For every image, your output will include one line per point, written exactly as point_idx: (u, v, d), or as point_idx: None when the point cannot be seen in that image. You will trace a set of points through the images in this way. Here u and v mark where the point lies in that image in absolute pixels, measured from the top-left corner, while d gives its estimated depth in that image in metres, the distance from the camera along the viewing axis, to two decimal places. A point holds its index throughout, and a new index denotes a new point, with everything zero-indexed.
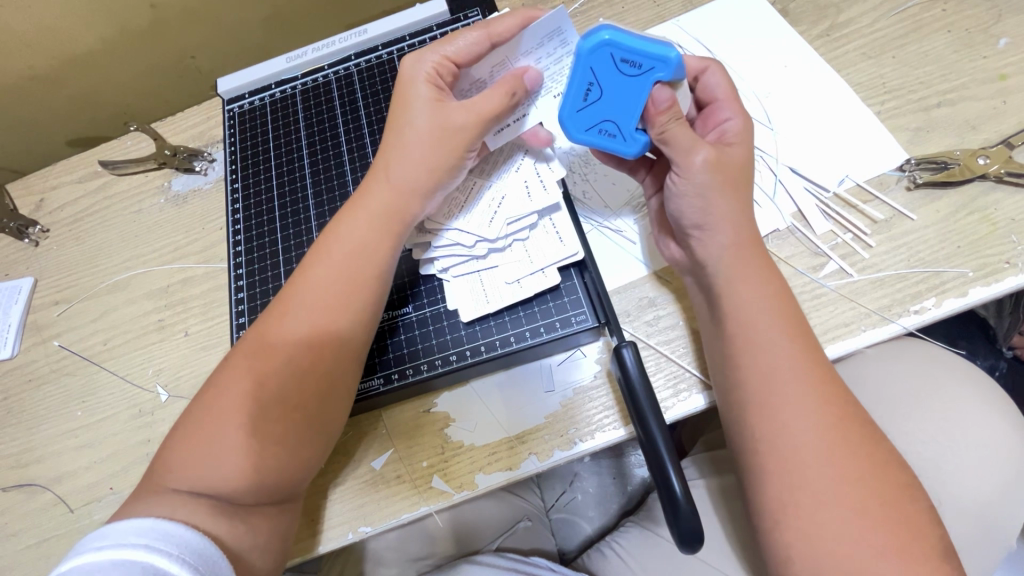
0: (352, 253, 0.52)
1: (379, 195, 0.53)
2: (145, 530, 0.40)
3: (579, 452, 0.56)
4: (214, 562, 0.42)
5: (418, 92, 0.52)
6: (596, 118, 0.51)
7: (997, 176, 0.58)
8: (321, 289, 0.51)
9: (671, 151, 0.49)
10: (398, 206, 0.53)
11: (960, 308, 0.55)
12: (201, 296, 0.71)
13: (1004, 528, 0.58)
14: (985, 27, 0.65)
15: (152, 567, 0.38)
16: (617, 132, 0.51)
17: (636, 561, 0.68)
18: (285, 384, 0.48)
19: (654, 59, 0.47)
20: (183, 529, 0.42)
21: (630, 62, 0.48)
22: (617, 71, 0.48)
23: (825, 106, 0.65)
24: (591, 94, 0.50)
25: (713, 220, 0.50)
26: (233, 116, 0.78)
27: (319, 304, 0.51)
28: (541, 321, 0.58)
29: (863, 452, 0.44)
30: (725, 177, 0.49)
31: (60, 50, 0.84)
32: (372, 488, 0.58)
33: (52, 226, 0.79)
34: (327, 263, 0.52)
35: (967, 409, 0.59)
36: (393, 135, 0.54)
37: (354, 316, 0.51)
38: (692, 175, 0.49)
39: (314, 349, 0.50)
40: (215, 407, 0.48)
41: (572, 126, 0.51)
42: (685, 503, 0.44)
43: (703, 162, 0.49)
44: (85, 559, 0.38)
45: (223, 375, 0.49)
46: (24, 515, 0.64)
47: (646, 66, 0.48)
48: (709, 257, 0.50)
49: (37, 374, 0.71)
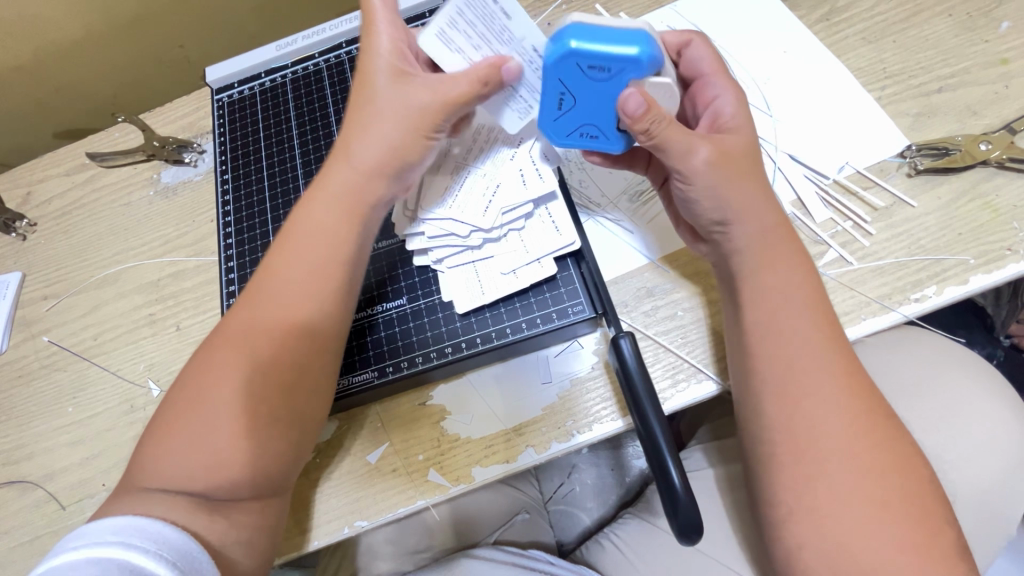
0: (314, 232, 0.51)
1: (340, 176, 0.52)
2: (121, 528, 0.40)
3: (577, 443, 0.56)
4: (196, 557, 0.41)
5: (380, 63, 0.51)
6: (574, 124, 0.50)
7: (999, 161, 0.57)
8: (284, 271, 0.50)
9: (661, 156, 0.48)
10: (361, 187, 0.51)
11: (961, 296, 0.54)
12: (192, 289, 0.70)
13: (1004, 517, 0.58)
14: (986, 11, 0.64)
15: (129, 564, 0.38)
16: (599, 135, 0.50)
17: (635, 553, 0.67)
18: (257, 369, 0.47)
19: (621, 61, 0.43)
20: (159, 524, 0.42)
21: (596, 68, 0.44)
22: (584, 77, 0.45)
23: (825, 92, 0.64)
24: (564, 103, 0.48)
25: (734, 212, 0.48)
26: (222, 106, 0.77)
27: (289, 291, 0.50)
28: (537, 313, 0.58)
29: (871, 442, 0.43)
30: (733, 168, 0.48)
31: (45, 40, 0.82)
32: (368, 482, 0.57)
33: (39, 220, 0.78)
34: (290, 248, 0.51)
35: (968, 398, 0.59)
36: (355, 111, 0.52)
37: (321, 303, 0.50)
38: (694, 178, 0.48)
39: (281, 338, 0.49)
40: (187, 404, 0.47)
41: (555, 133, 0.51)
42: (684, 494, 0.43)
43: (704, 159, 0.47)
44: (62, 559, 0.38)
45: (194, 372, 0.48)
46: (15, 512, 0.63)
47: (614, 69, 0.44)
48: (736, 249, 0.49)
49: (27, 370, 0.70)
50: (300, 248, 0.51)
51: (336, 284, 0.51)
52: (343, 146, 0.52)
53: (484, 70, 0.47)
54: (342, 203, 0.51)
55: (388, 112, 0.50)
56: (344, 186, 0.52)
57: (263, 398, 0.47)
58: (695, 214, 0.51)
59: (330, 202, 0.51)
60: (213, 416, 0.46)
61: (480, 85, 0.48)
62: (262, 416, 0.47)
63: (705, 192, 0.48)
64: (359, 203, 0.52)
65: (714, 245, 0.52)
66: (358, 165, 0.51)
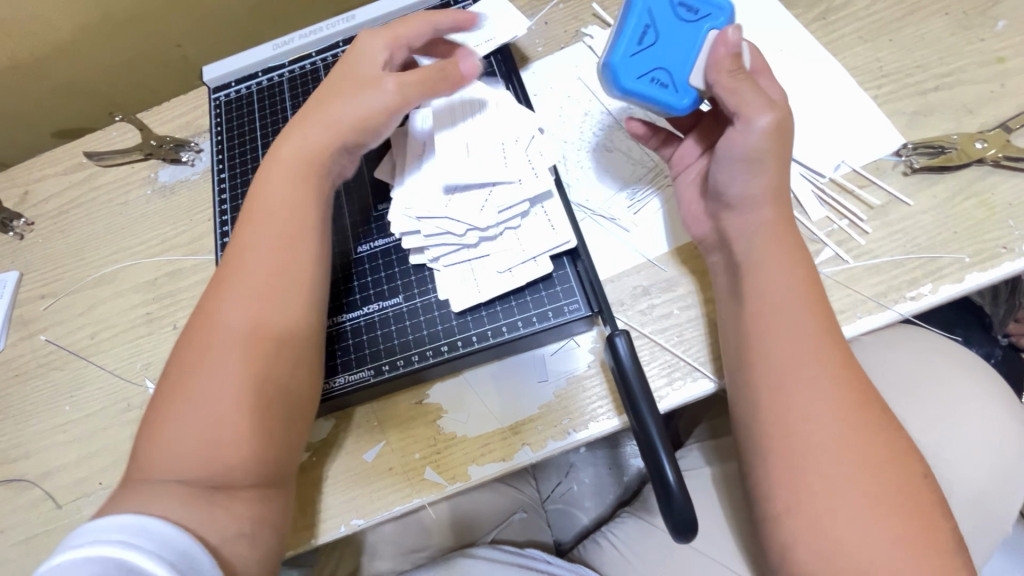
0: (278, 205, 0.55)
1: (297, 151, 0.57)
2: (127, 526, 0.38)
3: (573, 442, 0.56)
4: (200, 564, 0.39)
5: (349, 66, 0.60)
6: (649, 64, 0.52)
7: (995, 160, 0.57)
8: (258, 241, 0.54)
9: (734, 103, 0.49)
10: (322, 148, 0.57)
11: (956, 294, 0.54)
12: (189, 288, 0.70)
13: (1000, 515, 0.58)
14: (982, 9, 0.64)
15: (128, 565, 0.36)
16: (669, 83, 0.52)
17: (632, 551, 0.67)
18: (245, 330, 0.50)
19: (709, 7, 0.53)
20: (162, 523, 0.39)
21: (685, 8, 0.52)
22: (675, 14, 0.52)
23: (822, 90, 0.64)
24: (647, 37, 0.52)
25: (758, 194, 0.50)
26: (220, 104, 0.77)
27: (261, 253, 0.53)
28: (533, 311, 0.58)
29: (865, 438, 0.43)
30: (779, 146, 0.49)
31: (42, 39, 0.82)
32: (365, 480, 0.57)
33: (37, 219, 0.78)
34: (258, 220, 0.55)
35: (964, 397, 0.59)
36: (313, 107, 0.58)
37: (300, 258, 0.54)
38: (750, 131, 0.48)
39: (262, 296, 0.51)
40: (181, 380, 0.48)
41: (624, 71, 0.52)
42: (678, 492, 0.43)
43: (767, 125, 0.48)
44: (63, 555, 0.36)
45: (184, 347, 0.50)
46: (11, 511, 0.63)
47: (701, 13, 0.53)
48: (744, 232, 0.50)
49: (24, 369, 0.70)
50: (275, 216, 0.55)
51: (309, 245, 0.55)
52: (292, 133, 0.58)
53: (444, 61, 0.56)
54: (300, 173, 0.56)
55: (355, 92, 0.57)
56: (298, 154, 0.56)
57: (257, 348, 0.49)
58: (727, 183, 0.51)
59: (290, 173, 0.56)
60: (208, 385, 0.47)
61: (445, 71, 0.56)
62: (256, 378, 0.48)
63: (751, 153, 0.49)
64: (314, 164, 0.57)
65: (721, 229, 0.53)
66: (324, 126, 0.56)
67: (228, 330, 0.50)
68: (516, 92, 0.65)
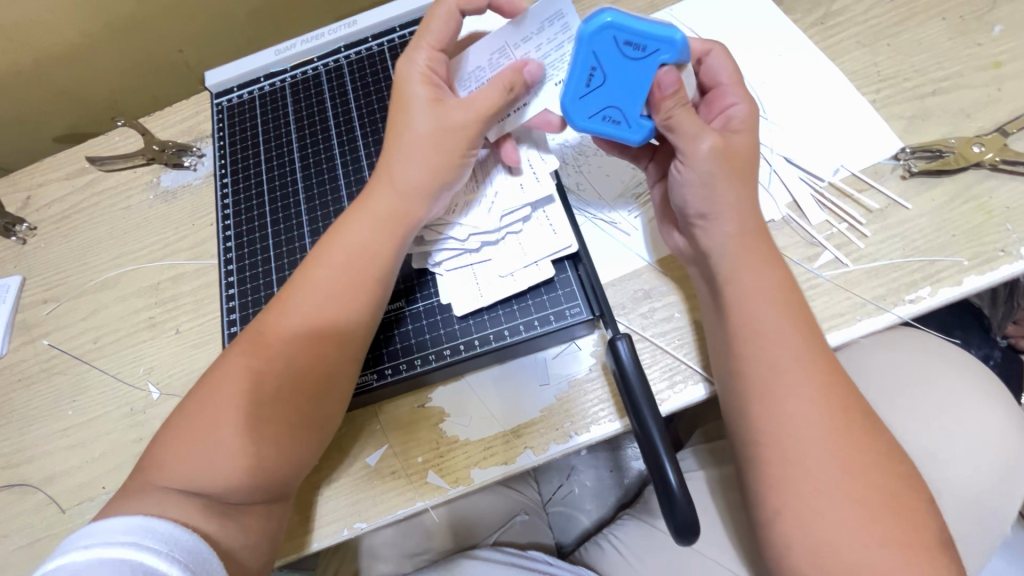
0: (351, 250, 0.52)
1: (382, 194, 0.53)
2: (134, 527, 0.40)
3: (575, 445, 0.56)
4: (204, 558, 0.41)
5: (417, 90, 0.52)
6: (599, 105, 0.51)
7: (992, 163, 0.58)
8: (322, 290, 0.51)
9: (675, 139, 0.49)
10: (400, 209, 0.53)
11: (955, 297, 0.54)
12: (192, 292, 0.70)
13: (1000, 516, 0.58)
14: (979, 14, 0.65)
15: (142, 566, 0.38)
16: (622, 119, 0.51)
17: (632, 553, 0.68)
18: (293, 384, 0.48)
19: (657, 41, 0.47)
20: (168, 524, 0.42)
21: (633, 46, 0.47)
22: (621, 55, 0.48)
23: (821, 95, 0.64)
24: (593, 80, 0.49)
25: (718, 208, 0.49)
26: (222, 110, 0.77)
27: (319, 302, 0.51)
28: (535, 315, 0.58)
29: (861, 439, 0.44)
30: (730, 166, 0.49)
31: (46, 45, 0.82)
32: (367, 484, 0.58)
33: (40, 224, 0.78)
34: (325, 262, 0.52)
35: (963, 399, 0.59)
36: (395, 136, 0.54)
37: (355, 314, 0.51)
38: (695, 162, 0.49)
39: (314, 352, 0.49)
40: (208, 410, 0.47)
41: (574, 113, 0.51)
42: (680, 495, 0.43)
43: (709, 149, 0.48)
44: (71, 557, 0.38)
45: (219, 372, 0.49)
46: (14, 516, 0.63)
47: (650, 48, 0.47)
48: (715, 244, 0.50)
49: (27, 373, 0.70)
50: (337, 265, 0.52)
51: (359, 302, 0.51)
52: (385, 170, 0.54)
53: (508, 75, 0.49)
54: (382, 221, 0.53)
55: (426, 135, 0.52)
56: (379, 208, 0.53)
57: (291, 404, 0.48)
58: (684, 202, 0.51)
59: (372, 225, 0.53)
60: (239, 426, 0.46)
61: (509, 93, 0.50)
62: (282, 428, 0.48)
63: (700, 178, 0.49)
64: (401, 224, 0.53)
65: (697, 243, 0.52)
66: (405, 187, 0.53)
67: (271, 369, 0.48)
68: None
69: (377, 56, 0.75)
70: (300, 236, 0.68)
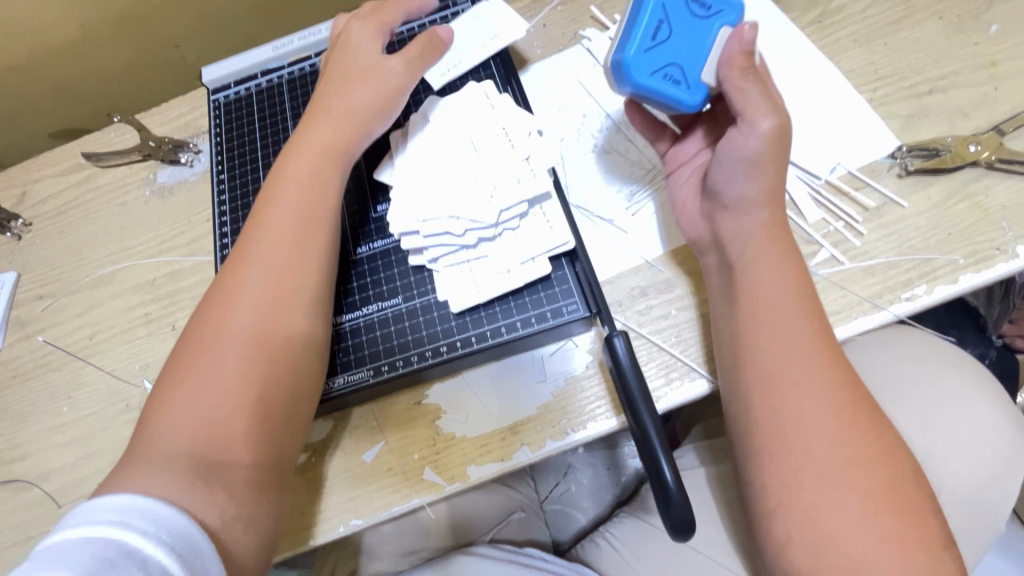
0: (293, 209, 0.55)
1: (314, 154, 0.58)
2: (121, 506, 0.39)
3: (571, 442, 0.56)
4: (194, 540, 0.40)
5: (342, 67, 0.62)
6: (662, 62, 0.51)
7: (988, 162, 0.58)
8: (269, 249, 0.54)
9: (742, 101, 0.49)
10: (335, 159, 0.58)
11: (951, 295, 0.55)
12: (188, 290, 0.70)
13: (994, 513, 0.58)
14: (976, 13, 0.65)
15: (125, 545, 0.37)
16: (681, 79, 0.52)
17: (629, 549, 0.68)
18: (250, 340, 0.50)
19: (721, 5, 0.52)
20: (158, 504, 0.41)
21: (699, 4, 0.52)
22: (687, 12, 0.52)
23: (818, 93, 0.64)
24: (659, 35, 0.51)
25: (754, 198, 0.50)
26: (219, 106, 0.77)
27: (270, 263, 0.53)
28: (532, 312, 0.58)
29: (854, 431, 0.44)
30: (776, 151, 0.49)
31: (41, 41, 0.82)
32: (364, 480, 0.58)
33: (35, 220, 0.78)
34: (272, 225, 0.55)
35: (957, 397, 0.59)
36: (325, 105, 0.60)
37: (312, 269, 0.54)
38: (750, 138, 0.48)
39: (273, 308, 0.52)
40: (183, 392, 0.47)
41: (637, 67, 0.51)
42: (676, 492, 0.43)
43: (768, 128, 0.48)
44: (60, 536, 0.38)
45: (182, 362, 0.49)
46: (9, 512, 0.63)
47: (712, 10, 0.52)
48: (741, 233, 0.51)
49: (21, 370, 0.70)
50: (284, 222, 0.55)
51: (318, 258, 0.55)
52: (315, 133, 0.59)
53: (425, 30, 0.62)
54: (319, 179, 0.57)
55: (355, 93, 0.60)
56: (311, 164, 0.58)
57: (257, 358, 0.49)
58: (727, 183, 0.51)
59: (305, 182, 0.57)
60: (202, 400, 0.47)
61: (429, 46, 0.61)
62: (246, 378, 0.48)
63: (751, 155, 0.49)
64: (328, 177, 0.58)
65: (716, 230, 0.53)
66: (336, 138, 0.59)
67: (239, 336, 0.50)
68: (515, 96, 0.65)
69: None
70: None
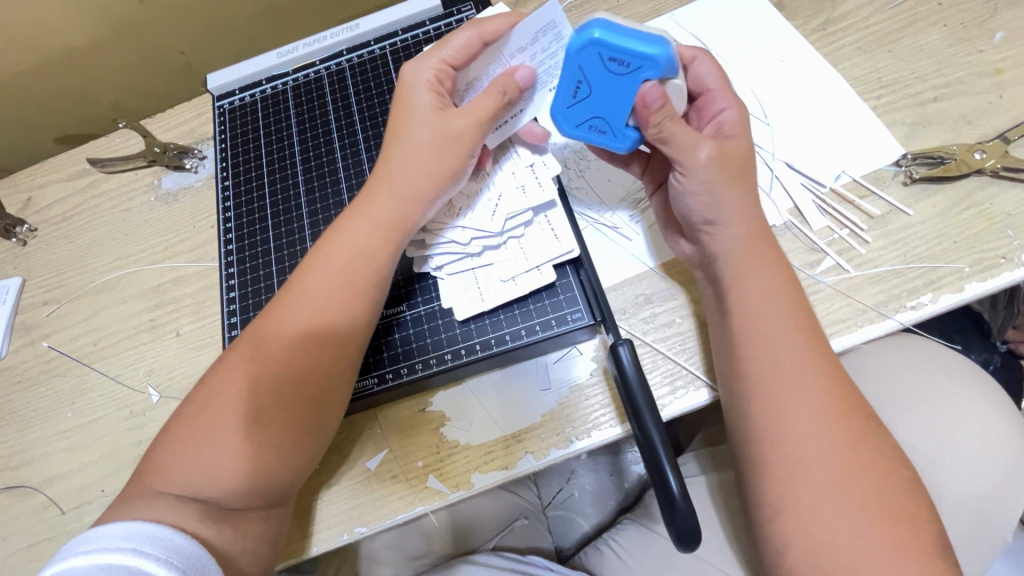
0: (348, 253, 0.52)
1: (380, 198, 0.53)
2: (132, 533, 0.40)
3: (575, 450, 0.56)
4: (204, 563, 0.41)
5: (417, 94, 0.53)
6: (586, 114, 0.51)
7: (993, 170, 0.58)
8: (310, 287, 0.51)
9: (671, 150, 0.49)
10: (399, 211, 0.53)
11: (956, 304, 0.54)
12: (192, 296, 0.70)
13: (1000, 522, 0.58)
14: (981, 21, 0.65)
15: (140, 570, 0.38)
16: (606, 129, 0.51)
17: (633, 558, 0.68)
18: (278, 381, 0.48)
19: (642, 58, 0.46)
20: (169, 531, 0.41)
21: (618, 61, 0.47)
22: (605, 69, 0.48)
23: (823, 101, 0.64)
24: (580, 91, 0.50)
25: (724, 214, 0.50)
26: (223, 112, 0.77)
27: (311, 305, 0.50)
28: (536, 320, 0.58)
29: (859, 441, 0.44)
30: (732, 169, 0.50)
31: (47, 47, 0.82)
32: (368, 488, 0.57)
33: (40, 225, 0.78)
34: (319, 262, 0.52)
35: (964, 406, 0.59)
36: (396, 138, 0.54)
37: (352, 318, 0.51)
38: (693, 172, 0.49)
39: (308, 355, 0.49)
40: (206, 416, 0.47)
41: (563, 120, 0.52)
42: (682, 502, 0.43)
43: (707, 157, 0.49)
44: (72, 563, 0.38)
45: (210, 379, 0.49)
46: (13, 518, 0.63)
47: (634, 66, 0.47)
48: (721, 249, 0.51)
49: (26, 375, 0.70)
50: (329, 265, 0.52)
51: (360, 302, 0.52)
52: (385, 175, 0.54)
53: (501, 82, 0.51)
54: (378, 224, 0.52)
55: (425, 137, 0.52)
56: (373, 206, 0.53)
57: (283, 404, 0.48)
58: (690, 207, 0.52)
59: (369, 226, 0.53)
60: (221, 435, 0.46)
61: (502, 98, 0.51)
62: (269, 420, 0.47)
63: (701, 189, 0.50)
64: (391, 225, 0.53)
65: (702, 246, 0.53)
66: (398, 186, 0.53)
67: (262, 375, 0.48)
68: None
69: (378, 60, 0.75)
70: (302, 241, 0.67)
